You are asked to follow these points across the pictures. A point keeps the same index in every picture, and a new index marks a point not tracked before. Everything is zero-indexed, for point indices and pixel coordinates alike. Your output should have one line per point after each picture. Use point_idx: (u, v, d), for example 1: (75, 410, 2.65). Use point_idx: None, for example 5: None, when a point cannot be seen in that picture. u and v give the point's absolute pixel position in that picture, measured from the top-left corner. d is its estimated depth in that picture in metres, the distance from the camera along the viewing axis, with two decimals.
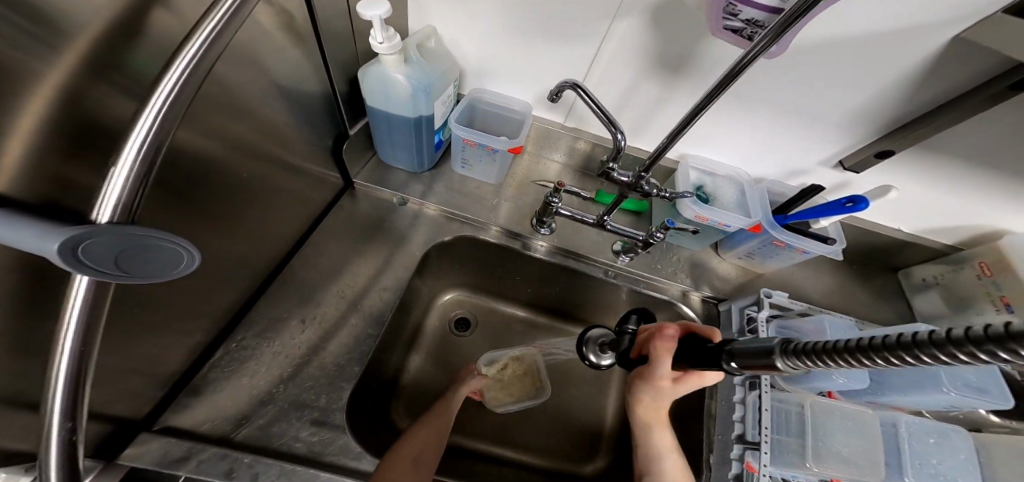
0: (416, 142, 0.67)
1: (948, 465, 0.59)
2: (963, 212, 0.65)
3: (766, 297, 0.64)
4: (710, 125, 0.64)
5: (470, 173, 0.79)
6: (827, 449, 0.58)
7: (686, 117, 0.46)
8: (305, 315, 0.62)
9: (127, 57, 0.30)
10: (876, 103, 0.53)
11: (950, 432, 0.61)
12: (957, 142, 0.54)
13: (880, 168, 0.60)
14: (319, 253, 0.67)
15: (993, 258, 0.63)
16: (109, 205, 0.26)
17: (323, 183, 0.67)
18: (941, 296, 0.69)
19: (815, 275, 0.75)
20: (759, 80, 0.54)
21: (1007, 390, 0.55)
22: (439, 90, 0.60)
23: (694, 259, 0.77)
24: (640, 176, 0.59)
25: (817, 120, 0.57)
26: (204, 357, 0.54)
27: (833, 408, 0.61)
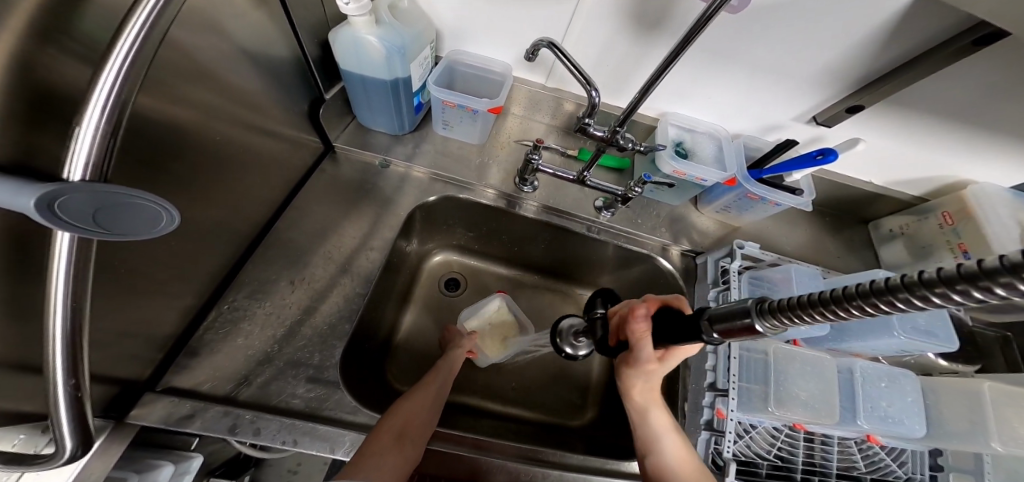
0: (395, 106, 0.66)
1: (896, 406, 0.64)
2: (927, 164, 0.67)
3: (739, 249, 0.68)
4: (690, 82, 0.64)
5: (452, 133, 0.78)
6: (786, 387, 0.63)
7: (658, 69, 0.48)
8: (294, 277, 0.63)
9: (74, 21, 0.29)
10: (848, 60, 0.53)
11: (898, 375, 0.67)
12: (923, 97, 0.55)
13: (855, 120, 0.61)
14: (303, 217, 0.67)
15: (956, 208, 0.66)
16: (79, 164, 0.26)
17: (302, 146, 0.66)
18: (905, 246, 0.72)
19: (789, 228, 0.78)
20: (734, 37, 0.54)
21: (954, 333, 0.61)
22: (416, 53, 0.58)
23: (675, 214, 0.79)
24: (616, 131, 0.61)
25: (790, 77, 0.58)
26: (198, 320, 0.57)
27: (795, 353, 0.66)
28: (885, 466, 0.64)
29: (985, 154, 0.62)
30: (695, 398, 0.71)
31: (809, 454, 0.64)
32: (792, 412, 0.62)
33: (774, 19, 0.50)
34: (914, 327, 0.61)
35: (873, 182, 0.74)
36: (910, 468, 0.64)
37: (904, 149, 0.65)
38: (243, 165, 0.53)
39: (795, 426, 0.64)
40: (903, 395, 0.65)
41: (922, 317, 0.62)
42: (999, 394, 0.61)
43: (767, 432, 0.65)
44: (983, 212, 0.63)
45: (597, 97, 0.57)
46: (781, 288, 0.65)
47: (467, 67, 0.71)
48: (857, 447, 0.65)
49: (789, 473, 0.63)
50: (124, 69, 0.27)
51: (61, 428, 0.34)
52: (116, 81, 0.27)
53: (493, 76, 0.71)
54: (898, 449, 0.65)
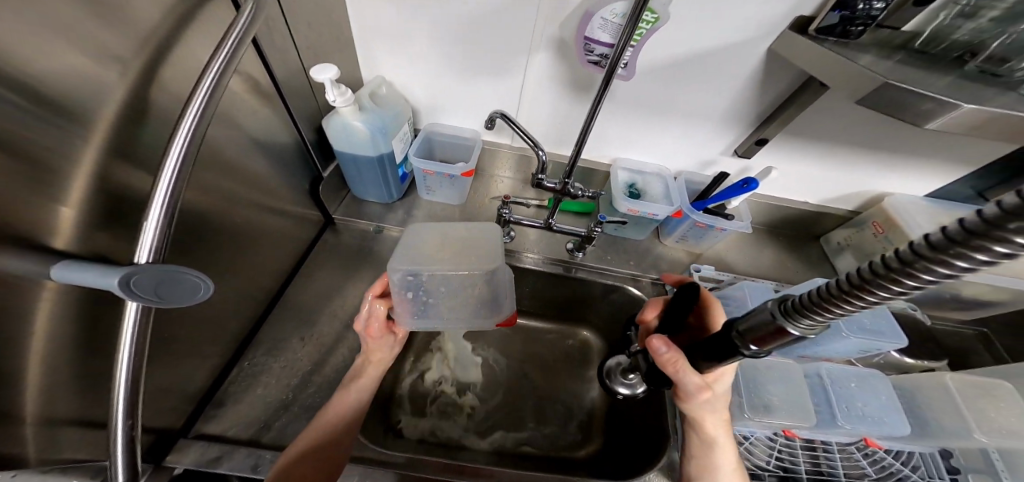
0: (383, 177, 0.78)
1: (872, 406, 0.66)
2: (847, 181, 0.78)
3: (694, 270, 0.78)
4: (625, 134, 0.76)
5: (435, 197, 0.90)
6: (763, 394, 0.66)
7: (586, 120, 0.60)
8: (304, 334, 0.73)
9: (137, 133, 0.40)
10: (737, 103, 0.66)
11: (868, 377, 0.70)
12: (809, 126, 0.68)
13: (767, 149, 0.73)
14: (310, 281, 0.79)
15: (882, 219, 0.76)
16: (145, 252, 0.38)
17: (306, 221, 0.79)
18: (855, 256, 0.81)
19: (743, 250, 0.86)
20: (642, 92, 0.68)
21: (898, 329, 0.66)
22: (395, 130, 0.72)
23: (642, 249, 0.87)
24: (565, 182, 0.72)
25: (697, 120, 0.71)
26: (222, 377, 0.66)
27: (763, 363, 0.70)
28: (894, 469, 0.64)
29: (890, 166, 0.73)
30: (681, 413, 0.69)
31: (812, 463, 0.65)
32: (773, 418, 0.63)
33: (673, 75, 0.64)
34: (862, 327, 0.66)
35: (809, 203, 0.84)
36: (918, 471, 0.64)
37: (821, 171, 0.76)
38: (258, 236, 0.65)
39: (788, 434, 0.66)
40: (875, 393, 0.68)
41: (867, 318, 0.67)
42: (963, 384, 0.66)
43: (762, 443, 0.66)
44: (903, 219, 0.72)
45: (542, 154, 0.68)
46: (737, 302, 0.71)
47: (442, 136, 0.85)
48: (860, 453, 0.66)
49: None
50: (173, 176, 0.37)
51: (117, 464, 0.42)
52: (169, 181, 0.37)
53: (465, 141, 0.84)
54: (903, 451, 0.66)
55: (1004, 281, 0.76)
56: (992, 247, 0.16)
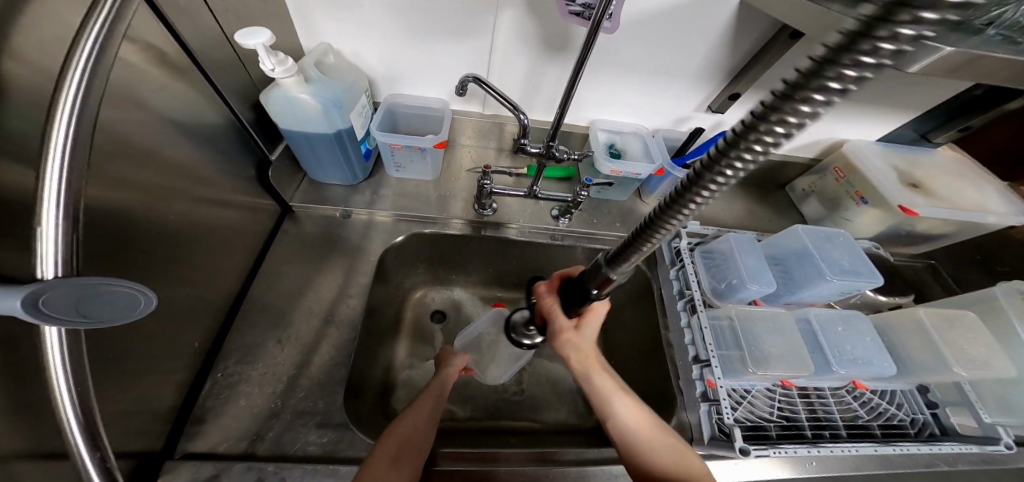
0: (343, 157, 0.71)
1: (861, 348, 0.64)
2: (817, 129, 0.76)
3: (684, 229, 0.75)
4: (605, 89, 0.70)
5: (405, 173, 0.84)
6: (761, 346, 0.64)
7: (568, 82, 0.55)
8: (281, 337, 0.67)
9: (2, 117, 0.30)
10: (717, 56, 0.62)
11: (851, 318, 0.68)
12: (786, 76, 0.64)
13: (742, 101, 0.69)
14: (277, 278, 0.71)
15: (842, 163, 0.76)
16: (49, 264, 0.30)
17: (260, 212, 0.70)
18: (818, 202, 0.81)
19: (724, 202, 0.85)
20: (623, 45, 0.61)
21: (875, 268, 0.64)
22: (350, 103, 0.64)
23: (626, 208, 0.84)
24: (549, 145, 0.67)
25: (677, 74, 0.66)
26: (193, 396, 0.59)
27: (750, 312, 0.67)
28: (884, 410, 0.65)
29: (861, 107, 0.72)
30: (686, 374, 0.68)
31: (810, 411, 0.65)
32: (773, 369, 0.62)
33: (657, 24, 0.58)
34: (840, 268, 0.64)
35: (775, 152, 0.81)
36: (905, 409, 0.65)
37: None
38: (208, 237, 0.57)
39: (786, 385, 0.66)
40: (864, 336, 0.66)
41: (846, 258, 0.66)
42: (936, 317, 0.65)
43: (762, 395, 0.66)
44: (861, 162, 0.73)
45: (525, 118, 0.63)
46: (727, 258, 0.71)
47: (409, 108, 0.77)
48: (851, 396, 0.66)
49: (799, 432, 0.62)
50: (65, 166, 0.30)
51: None
52: (58, 175, 0.30)
53: (433, 112, 0.78)
54: (891, 392, 0.66)
55: (942, 215, 0.69)
56: (842, 75, 0.16)
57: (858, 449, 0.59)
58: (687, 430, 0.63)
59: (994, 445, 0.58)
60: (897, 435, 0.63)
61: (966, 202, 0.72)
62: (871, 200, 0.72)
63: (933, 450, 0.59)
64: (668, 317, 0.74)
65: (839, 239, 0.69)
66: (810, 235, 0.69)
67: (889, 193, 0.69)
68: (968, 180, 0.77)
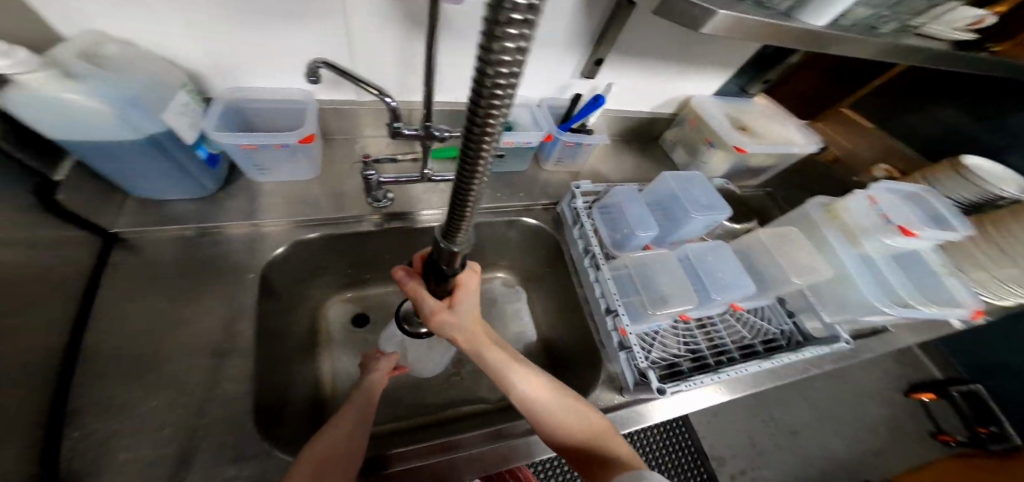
0: (171, 165, 0.60)
1: (729, 273, 0.73)
2: (670, 88, 0.82)
3: (576, 190, 0.78)
4: (472, 63, 0.68)
5: (273, 176, 0.74)
6: (656, 287, 0.70)
7: (426, 57, 0.52)
8: (156, 380, 0.54)
9: None
10: (576, 23, 0.64)
11: (716, 248, 0.76)
12: (640, 41, 0.69)
13: (608, 66, 0.73)
14: (131, 318, 0.57)
15: (693, 115, 0.85)
16: None
17: (67, 243, 0.54)
18: (683, 150, 0.90)
19: (614, 160, 0.90)
20: (481, 15, 0.59)
21: (724, 201, 0.73)
22: (152, 102, 0.52)
23: (526, 179, 0.85)
24: (429, 127, 0.64)
25: (544, 44, 0.67)
26: (54, 463, 0.45)
27: (643, 258, 0.73)
28: (759, 327, 0.76)
29: (702, 66, 0.78)
30: (603, 327, 0.71)
31: (706, 338, 0.75)
32: (670, 307, 0.68)
33: None
34: (698, 205, 0.72)
35: (644, 111, 0.87)
36: (775, 323, 0.76)
37: (657, 82, 0.80)
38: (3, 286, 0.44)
39: (684, 319, 0.75)
40: (728, 261, 0.74)
41: (704, 196, 0.74)
42: (776, 236, 0.78)
43: (670, 334, 0.74)
44: (704, 112, 0.82)
45: (391, 101, 0.59)
46: (618, 212, 0.76)
47: (256, 102, 0.68)
48: (735, 319, 0.77)
49: (704, 361, 0.70)
50: None
51: None
52: None
53: (293, 104, 0.70)
54: (761, 308, 0.78)
55: (766, 150, 0.80)
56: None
57: (747, 367, 0.67)
58: (614, 380, 0.68)
59: (835, 342, 0.70)
60: (772, 347, 0.74)
61: (777, 138, 0.86)
62: (716, 143, 0.81)
63: (799, 355, 0.69)
64: (580, 276, 0.77)
65: (698, 181, 0.77)
66: (677, 180, 0.75)
67: (726, 135, 0.78)
68: (785, 118, 0.91)
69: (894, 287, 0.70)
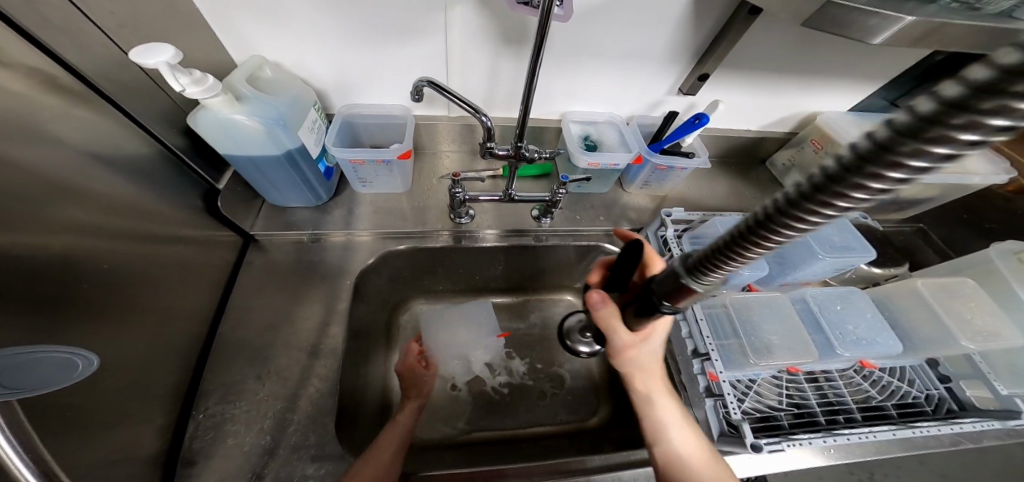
0: (300, 178, 0.69)
1: (863, 328, 0.61)
2: (787, 104, 0.74)
3: (667, 217, 0.68)
4: (570, 81, 0.67)
5: (375, 188, 0.80)
6: (756, 330, 0.61)
7: (528, 79, 0.53)
8: (261, 370, 0.60)
9: None
10: (679, 37, 0.60)
11: (847, 296, 0.65)
12: (749, 53, 0.62)
13: (711, 83, 0.67)
14: (249, 310, 0.65)
15: (819, 134, 0.74)
16: None
17: (215, 244, 0.64)
18: (800, 175, 0.79)
19: (707, 185, 0.82)
20: (581, 32, 0.58)
21: (866, 242, 0.63)
22: (298, 121, 0.61)
23: (608, 201, 0.81)
24: (518, 146, 0.64)
25: (642, 60, 0.63)
26: (183, 432, 0.53)
27: (745, 300, 0.64)
28: (896, 388, 0.62)
29: (825, 81, 0.69)
30: (688, 369, 0.64)
31: (821, 395, 0.62)
32: (775, 359, 0.58)
33: (609, 11, 0.55)
34: (829, 246, 0.62)
35: (751, 129, 0.79)
36: (918, 385, 0.62)
37: (768, 98, 0.71)
38: (162, 277, 0.52)
39: (792, 371, 0.63)
40: (861, 314, 0.63)
41: (835, 236, 0.63)
42: (936, 287, 0.63)
43: (768, 383, 0.63)
44: (837, 132, 0.71)
45: (487, 120, 0.60)
46: (716, 244, 0.64)
47: (367, 118, 0.75)
48: (860, 376, 0.64)
49: (812, 419, 0.59)
50: None
51: None
52: None
53: (395, 120, 0.76)
54: (900, 367, 0.64)
55: (926, 179, 0.65)
56: (928, 152, 0.14)
57: (876, 433, 0.55)
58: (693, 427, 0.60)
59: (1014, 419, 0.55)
60: (914, 414, 0.60)
61: (944, 164, 0.70)
62: None
63: (952, 429, 0.56)
64: None
65: None
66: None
67: None
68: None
69: None
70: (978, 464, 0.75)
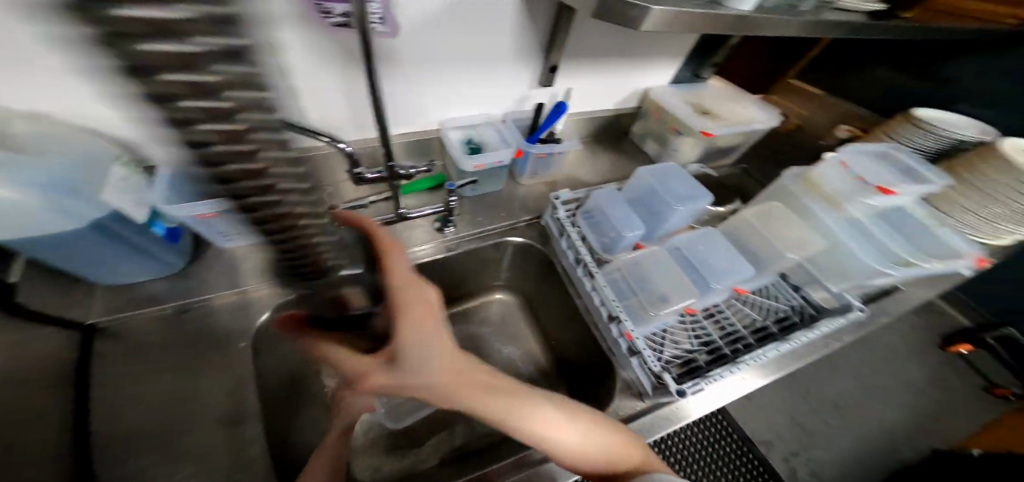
0: (122, 249, 0.56)
1: (722, 258, 0.69)
2: (628, 84, 0.86)
3: (557, 199, 0.70)
4: (416, 94, 0.67)
5: (240, 241, 0.69)
6: (645, 287, 0.66)
7: (372, 100, 0.49)
8: (172, 469, 0.51)
9: None
10: (509, 42, 0.64)
11: (707, 238, 0.75)
12: (583, 48, 0.71)
13: (563, 75, 0.75)
14: (122, 410, 0.54)
15: (655, 106, 0.88)
16: None
17: (42, 344, 0.50)
18: (653, 140, 0.92)
19: (586, 163, 0.91)
20: (413, 48, 0.59)
21: (701, 187, 0.75)
22: (92, 182, 0.50)
23: (504, 195, 0.85)
24: (393, 166, 0.61)
25: (483, 65, 0.67)
26: None
27: (630, 261, 0.69)
28: (770, 307, 0.71)
29: (650, 61, 0.82)
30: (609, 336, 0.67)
31: (718, 328, 0.69)
32: (665, 308, 0.63)
33: (432, 27, 0.57)
34: (679, 198, 0.72)
35: (608, 108, 0.90)
36: (785, 299, 0.71)
37: (613, 81, 0.83)
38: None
39: (688, 313, 0.68)
40: (723, 249, 0.71)
41: (684, 188, 0.73)
42: (757, 215, 0.73)
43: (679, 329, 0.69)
44: (666, 102, 0.85)
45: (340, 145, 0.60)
46: (602, 215, 0.72)
47: None
48: (741, 303, 0.72)
49: (721, 352, 0.64)
50: None
51: None
52: None
53: None
54: (766, 288, 0.73)
55: (731, 130, 0.81)
56: None
57: (771, 351, 0.62)
58: (631, 386, 0.63)
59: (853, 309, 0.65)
60: (789, 324, 0.69)
61: (743, 116, 0.87)
62: (682, 130, 0.84)
63: (817, 330, 0.65)
64: (577, 286, 0.73)
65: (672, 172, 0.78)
66: (655, 177, 0.75)
67: (690, 122, 0.80)
68: (744, 98, 0.91)
69: (907, 255, 0.65)
70: None
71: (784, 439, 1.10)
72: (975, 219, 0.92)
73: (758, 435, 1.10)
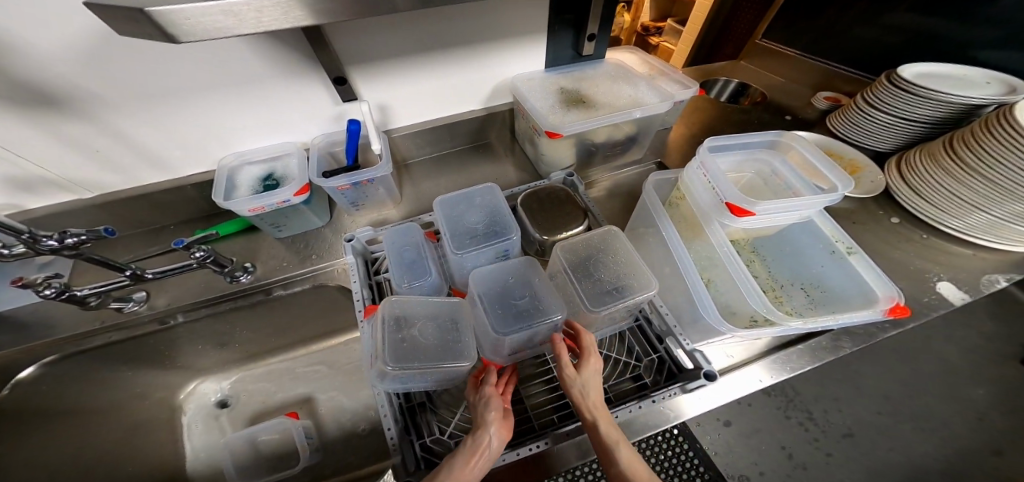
0: None
1: (526, 298, 0.46)
2: (481, 80, 0.72)
3: (347, 242, 0.57)
4: (154, 149, 0.57)
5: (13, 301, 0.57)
6: (410, 333, 0.46)
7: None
8: None
9: None
10: (254, 86, 0.56)
11: (518, 270, 0.49)
12: (383, 49, 0.59)
13: (374, 81, 0.63)
14: None
15: (517, 102, 0.73)
16: None
17: None
18: (528, 142, 0.78)
19: (452, 174, 0.79)
20: (105, 99, 0.50)
21: (510, 217, 0.52)
22: None
23: (348, 218, 0.71)
24: (35, 237, 0.40)
25: (234, 113, 0.58)
26: None
27: (412, 299, 0.49)
28: (615, 363, 0.52)
29: (495, 52, 0.68)
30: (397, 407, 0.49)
31: (532, 392, 0.51)
32: (418, 362, 0.43)
33: (124, 80, 0.48)
34: (472, 234, 0.51)
35: (476, 108, 0.77)
36: (637, 354, 0.52)
37: (457, 78, 0.69)
38: None
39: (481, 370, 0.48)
40: (531, 285, 0.48)
41: (483, 220, 0.53)
42: (583, 245, 0.51)
43: None
44: (522, 95, 0.69)
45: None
46: (399, 263, 0.53)
47: None
48: None
49: (527, 426, 0.48)
50: None
51: None
52: None
53: None
54: (615, 337, 0.54)
55: (596, 124, 0.64)
56: None
57: (571, 432, 0.44)
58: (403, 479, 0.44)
59: (693, 381, 0.45)
60: (636, 390, 0.50)
61: (623, 102, 0.68)
62: (540, 130, 0.66)
63: (654, 404, 0.45)
64: None
65: (480, 196, 0.56)
66: (451, 204, 0.54)
67: (539, 119, 0.63)
68: (632, 79, 0.74)
69: (759, 303, 0.42)
70: (818, 376, 0.72)
71: (758, 462, 0.62)
72: (984, 218, 0.62)
73: (728, 468, 0.61)
